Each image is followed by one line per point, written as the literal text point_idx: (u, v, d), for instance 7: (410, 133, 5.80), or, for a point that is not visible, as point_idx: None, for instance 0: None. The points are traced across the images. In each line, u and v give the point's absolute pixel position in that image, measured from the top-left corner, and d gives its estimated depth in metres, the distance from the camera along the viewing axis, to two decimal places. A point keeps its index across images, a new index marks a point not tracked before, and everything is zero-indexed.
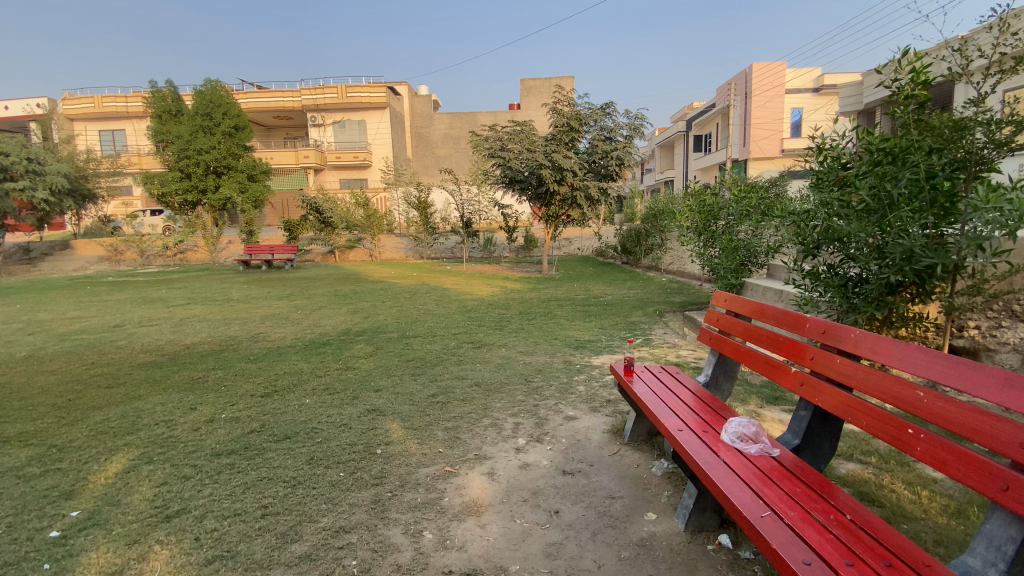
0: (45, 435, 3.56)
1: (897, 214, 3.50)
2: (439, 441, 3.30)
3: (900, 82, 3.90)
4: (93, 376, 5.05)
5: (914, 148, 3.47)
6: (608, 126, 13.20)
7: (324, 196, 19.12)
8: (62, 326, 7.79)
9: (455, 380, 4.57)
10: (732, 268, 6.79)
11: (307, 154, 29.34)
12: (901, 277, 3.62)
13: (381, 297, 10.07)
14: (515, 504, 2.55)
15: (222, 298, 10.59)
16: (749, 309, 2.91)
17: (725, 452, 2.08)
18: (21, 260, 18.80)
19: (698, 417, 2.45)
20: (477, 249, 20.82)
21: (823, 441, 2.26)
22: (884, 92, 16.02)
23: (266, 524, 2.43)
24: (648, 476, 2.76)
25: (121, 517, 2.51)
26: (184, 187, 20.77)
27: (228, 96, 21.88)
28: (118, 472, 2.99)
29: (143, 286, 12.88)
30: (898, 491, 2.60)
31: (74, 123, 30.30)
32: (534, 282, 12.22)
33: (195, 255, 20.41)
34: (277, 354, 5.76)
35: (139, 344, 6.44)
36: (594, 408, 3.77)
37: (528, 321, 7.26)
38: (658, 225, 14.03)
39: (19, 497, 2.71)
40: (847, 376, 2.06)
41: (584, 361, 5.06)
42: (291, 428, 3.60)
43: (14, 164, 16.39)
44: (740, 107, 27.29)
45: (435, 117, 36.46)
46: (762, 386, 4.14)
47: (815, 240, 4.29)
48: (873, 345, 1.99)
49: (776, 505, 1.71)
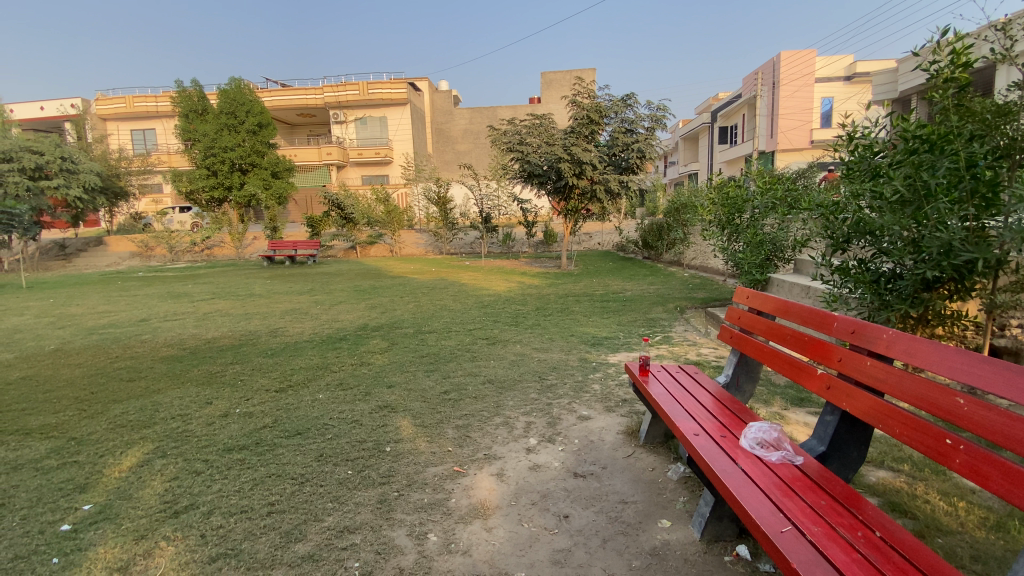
0: (65, 427, 3.63)
1: (934, 206, 3.28)
2: (448, 440, 3.24)
3: (938, 65, 3.65)
4: (117, 369, 5.16)
5: (954, 134, 3.26)
6: (629, 117, 12.90)
7: (346, 192, 19.29)
8: (90, 320, 8.01)
9: (467, 376, 4.51)
10: (756, 263, 6.56)
11: (330, 151, 29.67)
12: (939, 273, 3.40)
13: (399, 292, 10.10)
14: (523, 507, 2.48)
15: (244, 293, 10.76)
16: (772, 306, 2.75)
17: (744, 460, 1.95)
18: (58, 255, 19.52)
19: (716, 421, 2.32)
20: (496, 245, 20.74)
21: (851, 448, 2.11)
22: (921, 77, 15.40)
23: (271, 522, 2.40)
24: (663, 481, 2.65)
25: (131, 511, 2.52)
26: (210, 185, 21.25)
27: (252, 95, 22.22)
28: (132, 466, 3.02)
29: (170, 282, 13.20)
30: (932, 501, 2.42)
31: (107, 123, 31.28)
32: (552, 278, 12.09)
33: (221, 251, 20.82)
34: (294, 349, 5.79)
35: (162, 338, 6.58)
36: (609, 408, 3.66)
37: (544, 317, 7.16)
38: (680, 219, 13.75)
39: (35, 489, 2.76)
40: (879, 380, 1.91)
41: (601, 358, 4.94)
42: (303, 424, 3.58)
43: (49, 163, 17.05)
44: (768, 97, 26.55)
45: (455, 112, 36.46)
46: (787, 387, 3.96)
47: (844, 234, 4.07)
48: (908, 346, 1.84)
49: (798, 519, 1.58)
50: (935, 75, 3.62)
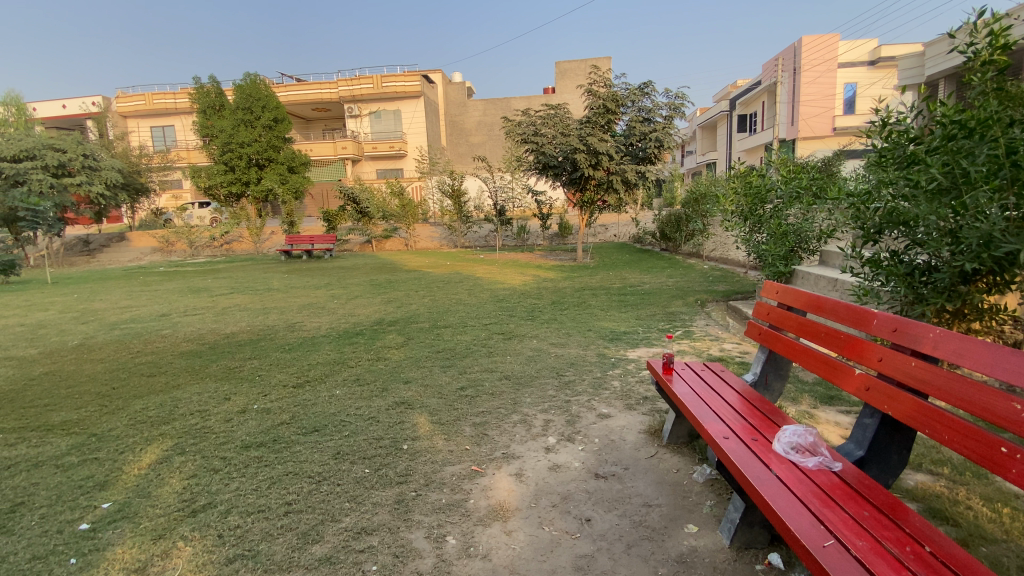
0: (86, 424, 3.66)
1: (973, 195, 3.10)
2: (466, 438, 3.19)
3: (975, 47, 3.43)
4: (138, 364, 5.22)
5: (995, 119, 3.06)
6: (647, 106, 12.62)
7: (361, 186, 19.34)
8: (113, 315, 8.15)
9: (484, 372, 4.46)
10: (780, 255, 6.38)
11: (345, 145, 29.79)
12: (978, 266, 3.23)
13: (415, 286, 10.08)
14: (543, 510, 2.41)
15: (262, 287, 10.86)
16: (804, 302, 2.62)
17: (778, 466, 1.85)
18: (82, 251, 19.94)
19: (746, 423, 2.22)
20: (511, 238, 20.66)
21: (892, 452, 1.99)
22: (960, 58, 14.29)
23: (288, 523, 2.38)
24: (688, 483, 2.56)
25: (149, 510, 2.52)
26: (228, 180, 21.50)
27: (267, 89, 22.32)
28: (151, 463, 3.03)
29: (190, 277, 13.36)
30: (975, 508, 2.28)
31: (127, 121, 31.83)
32: (568, 271, 11.97)
33: (239, 246, 21.07)
34: (311, 344, 5.81)
35: (182, 333, 6.64)
36: (630, 406, 3.57)
37: (560, 311, 7.06)
38: (699, 210, 13.51)
39: (55, 487, 2.78)
40: (925, 383, 1.78)
41: (620, 354, 4.84)
42: (320, 421, 3.55)
43: (72, 161, 17.43)
44: (788, 84, 25.90)
45: (469, 104, 36.30)
46: (816, 384, 3.82)
47: (876, 224, 3.87)
48: (957, 347, 1.71)
49: (840, 532, 1.49)
50: (972, 57, 3.40)
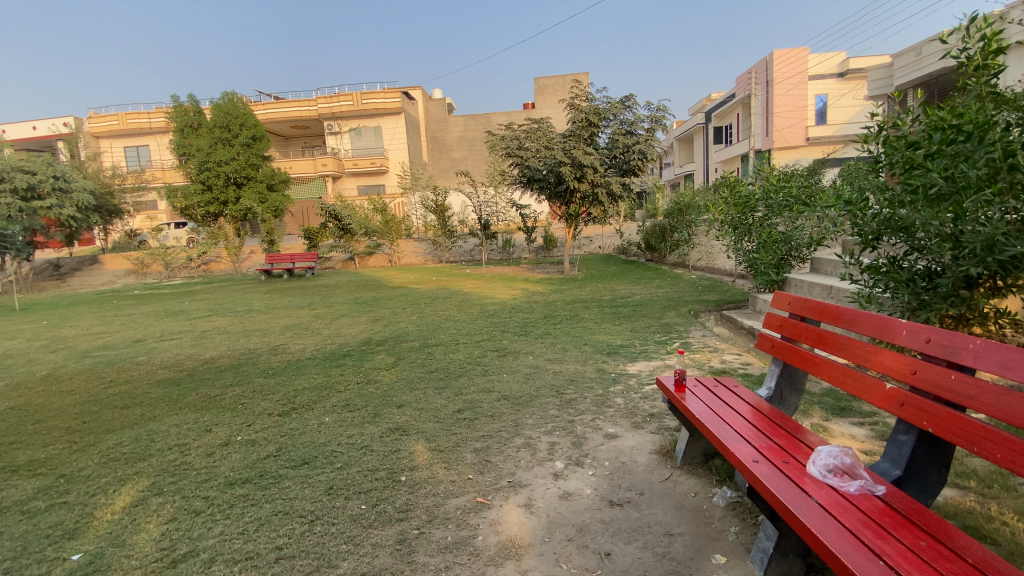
0: (54, 463, 3.38)
1: (975, 199, 3.04)
2: (467, 466, 3.00)
3: (969, 51, 3.43)
4: (110, 396, 4.88)
5: (992, 123, 3.02)
6: (628, 119, 12.69)
7: (343, 203, 19.11)
8: (85, 342, 7.75)
9: (481, 393, 4.26)
10: (772, 263, 6.28)
11: (325, 163, 29.54)
12: (982, 270, 3.14)
13: (402, 303, 9.84)
14: (558, 544, 2.24)
15: (242, 309, 10.50)
16: (821, 312, 2.52)
17: (817, 492, 1.72)
18: (52, 275, 19.24)
19: (772, 444, 2.10)
20: (496, 252, 20.69)
21: (930, 471, 1.89)
22: (951, 62, 13.93)
23: (279, 571, 2.16)
24: (710, 508, 2.42)
25: (124, 561, 2.28)
26: (205, 200, 21.12)
27: (245, 108, 21.98)
28: (125, 506, 2.77)
29: (165, 299, 12.87)
30: (1012, 524, 2.17)
31: (100, 140, 31.14)
32: (556, 283, 11.94)
33: (217, 266, 20.53)
34: (297, 367, 5.56)
35: (157, 360, 6.32)
36: (636, 425, 3.42)
37: (554, 325, 6.93)
38: (684, 220, 13.54)
39: (20, 537, 2.52)
40: (967, 396, 1.67)
41: (620, 369, 4.70)
42: (310, 452, 3.33)
43: (41, 183, 16.78)
44: (761, 96, 26.57)
45: (449, 120, 36.50)
46: (824, 395, 3.75)
47: (874, 230, 3.83)
48: (1002, 358, 1.59)
49: (900, 567, 1.36)
50: (966, 61, 3.40)
